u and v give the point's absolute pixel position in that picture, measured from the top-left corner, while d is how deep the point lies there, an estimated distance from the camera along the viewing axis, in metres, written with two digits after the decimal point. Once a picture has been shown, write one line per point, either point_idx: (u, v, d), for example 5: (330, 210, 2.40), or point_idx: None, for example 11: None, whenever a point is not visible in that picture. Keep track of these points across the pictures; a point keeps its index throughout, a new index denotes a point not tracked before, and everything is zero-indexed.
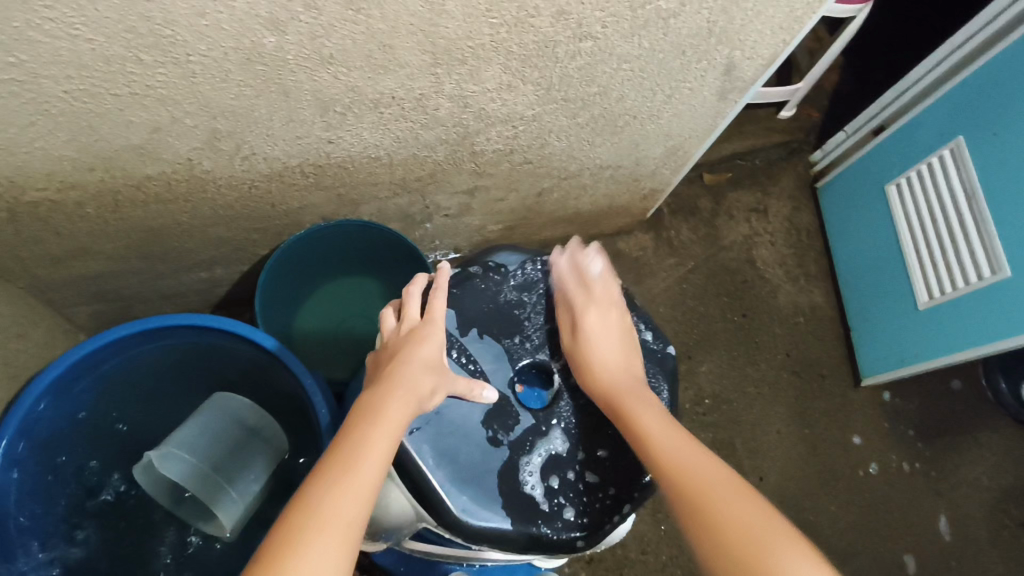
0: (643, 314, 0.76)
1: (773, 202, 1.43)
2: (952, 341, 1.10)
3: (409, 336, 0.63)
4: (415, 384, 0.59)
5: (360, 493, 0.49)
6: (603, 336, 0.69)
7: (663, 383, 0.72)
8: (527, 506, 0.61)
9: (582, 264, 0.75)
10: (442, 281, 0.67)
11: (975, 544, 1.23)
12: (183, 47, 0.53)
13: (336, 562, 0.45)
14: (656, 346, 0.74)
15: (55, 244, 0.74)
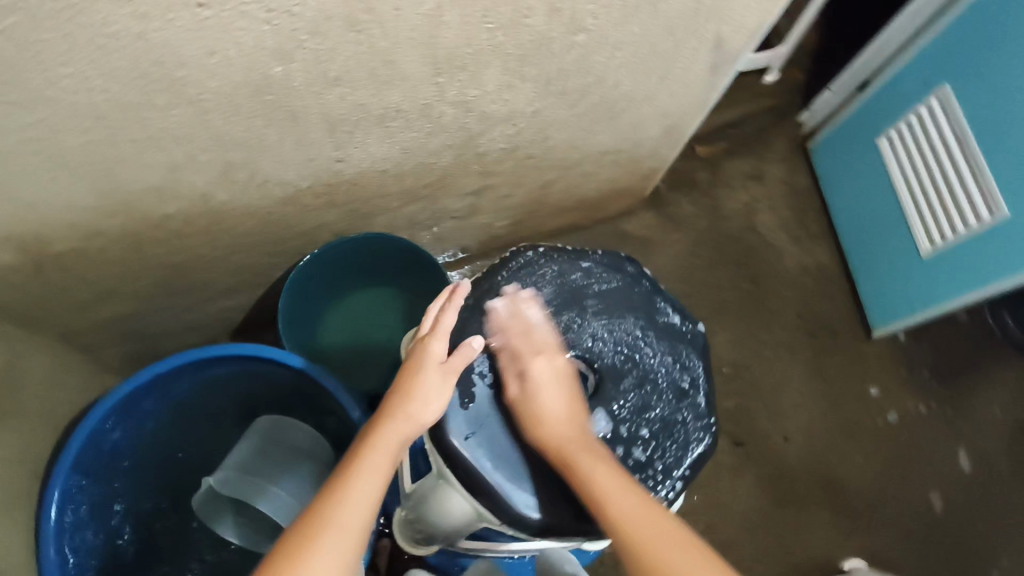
0: (668, 295, 0.71)
1: (768, 166, 1.44)
2: (958, 284, 1.12)
3: (410, 356, 0.63)
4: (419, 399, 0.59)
5: (335, 551, 0.51)
6: (548, 386, 0.62)
7: (697, 362, 0.68)
8: None
9: (522, 311, 0.64)
10: (458, 299, 0.65)
11: (999, 477, 1.26)
12: (195, 87, 0.54)
13: None
14: (686, 328, 0.69)
15: (82, 290, 0.75)
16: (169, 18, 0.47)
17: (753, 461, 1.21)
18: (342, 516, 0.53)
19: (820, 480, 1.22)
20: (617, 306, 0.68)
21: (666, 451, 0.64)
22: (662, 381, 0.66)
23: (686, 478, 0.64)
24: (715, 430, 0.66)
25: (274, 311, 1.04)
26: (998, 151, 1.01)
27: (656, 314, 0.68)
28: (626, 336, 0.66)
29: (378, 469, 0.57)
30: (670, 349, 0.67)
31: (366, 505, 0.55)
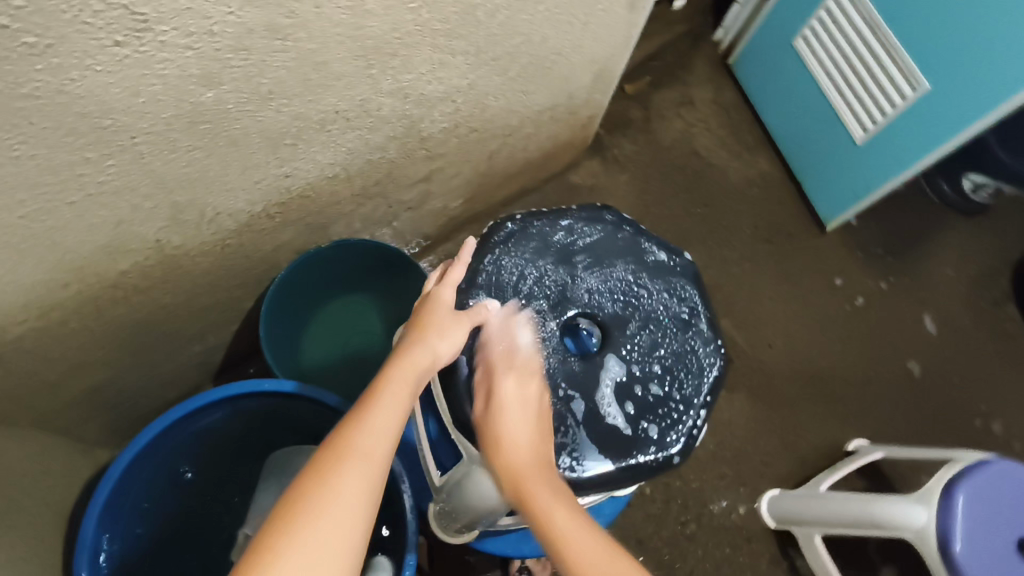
0: (649, 234, 0.72)
1: (695, 90, 1.47)
2: (895, 163, 1.17)
3: (421, 303, 0.62)
4: (437, 331, 0.59)
5: (360, 475, 0.46)
6: (517, 408, 0.58)
7: (692, 291, 0.70)
8: (617, 438, 0.61)
9: (513, 333, 0.62)
10: (467, 254, 0.65)
11: (962, 331, 1.35)
12: (126, 132, 0.51)
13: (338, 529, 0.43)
14: (674, 262, 0.70)
15: (50, 370, 0.71)
16: (86, 64, 0.44)
17: (744, 373, 1.26)
18: (364, 442, 0.48)
19: (809, 375, 1.28)
20: (605, 255, 0.69)
21: (684, 382, 0.65)
22: (664, 317, 0.67)
23: (708, 404, 0.65)
24: (723, 351, 0.68)
25: (250, 344, 1.01)
26: (906, 27, 1.06)
27: (643, 256, 0.69)
28: (620, 282, 0.68)
29: (400, 398, 0.53)
30: (665, 285, 0.69)
31: (389, 433, 0.50)
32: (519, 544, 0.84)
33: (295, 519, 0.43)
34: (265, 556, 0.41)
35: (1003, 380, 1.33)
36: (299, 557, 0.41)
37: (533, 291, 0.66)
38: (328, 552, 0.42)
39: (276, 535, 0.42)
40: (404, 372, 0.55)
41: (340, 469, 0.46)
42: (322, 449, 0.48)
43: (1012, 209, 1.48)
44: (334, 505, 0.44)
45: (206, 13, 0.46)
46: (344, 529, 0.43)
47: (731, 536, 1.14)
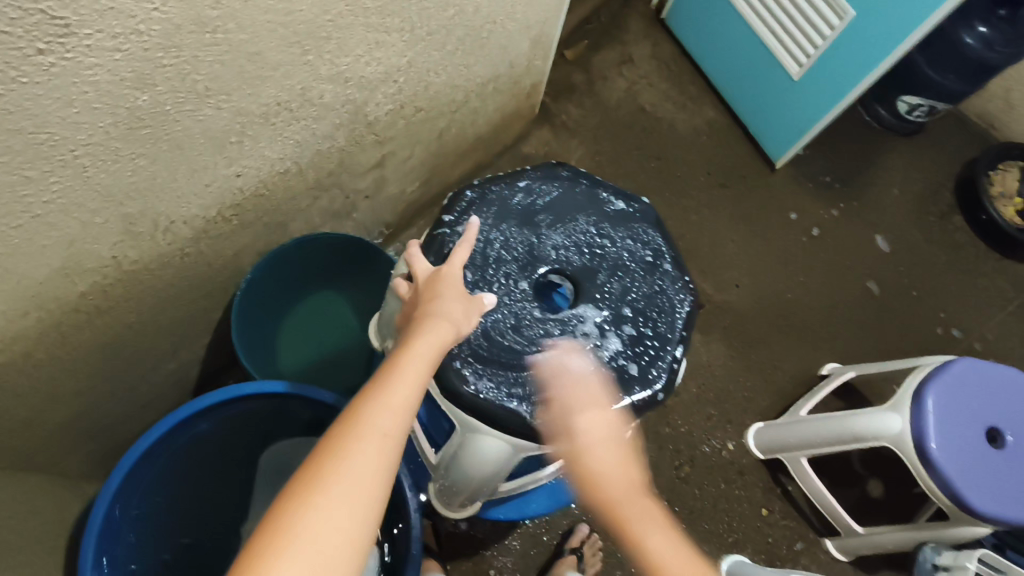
0: (606, 185, 0.73)
1: (633, 48, 1.48)
2: (832, 93, 1.21)
3: (425, 284, 0.59)
4: (446, 312, 0.56)
5: (374, 456, 0.45)
6: (601, 445, 0.60)
7: (655, 234, 0.71)
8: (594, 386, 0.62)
9: (569, 365, 0.61)
10: (472, 234, 0.63)
11: (913, 247, 1.41)
12: (64, 145, 0.50)
13: (342, 518, 0.42)
14: (633, 209, 0.72)
15: (22, 405, 0.69)
16: (11, 76, 0.43)
17: (716, 316, 1.29)
18: (377, 422, 0.47)
19: (778, 309, 1.32)
20: (565, 210, 0.70)
21: (658, 320, 0.67)
22: (630, 262, 0.69)
23: (684, 339, 0.67)
24: (692, 286, 0.70)
25: (225, 355, 0.99)
26: None
27: (602, 207, 0.71)
28: (583, 235, 0.69)
29: (416, 374, 0.51)
30: (628, 232, 0.71)
31: (404, 414, 0.49)
32: (523, 506, 0.85)
33: (305, 495, 0.42)
34: (274, 529, 0.41)
35: (958, 288, 1.39)
36: (308, 535, 0.41)
37: (500, 256, 0.66)
38: (336, 532, 0.42)
39: (287, 509, 0.42)
40: (422, 344, 0.53)
41: (352, 448, 0.45)
42: (337, 423, 0.47)
43: (947, 125, 1.54)
44: (344, 483, 0.43)
45: (130, 12, 0.45)
46: (352, 511, 0.43)
47: (724, 473, 1.18)
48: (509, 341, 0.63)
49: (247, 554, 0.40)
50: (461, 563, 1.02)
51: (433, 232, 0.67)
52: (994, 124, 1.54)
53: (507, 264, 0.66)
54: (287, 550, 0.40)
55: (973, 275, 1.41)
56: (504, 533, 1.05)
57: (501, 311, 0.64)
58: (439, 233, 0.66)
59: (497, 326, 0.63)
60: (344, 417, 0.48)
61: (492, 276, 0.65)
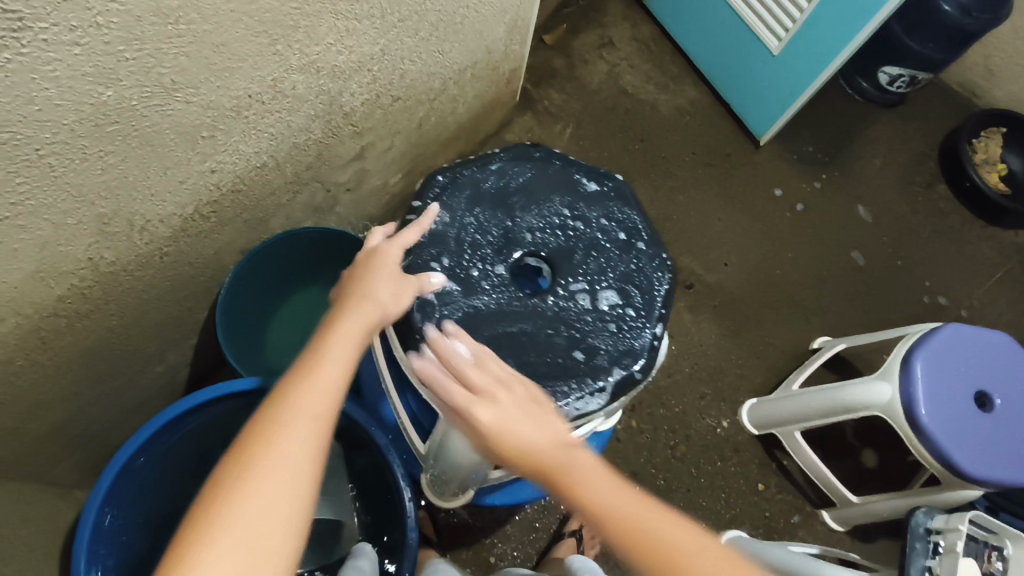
0: (579, 164, 0.73)
1: (613, 30, 1.47)
2: (812, 67, 1.21)
3: (359, 268, 0.60)
4: (376, 291, 0.57)
5: (304, 435, 0.45)
6: (513, 420, 0.52)
7: (630, 211, 0.71)
8: (571, 369, 0.62)
9: (447, 354, 0.56)
10: (428, 220, 0.65)
11: (898, 217, 1.41)
12: (29, 144, 0.49)
13: (274, 500, 0.42)
14: (608, 187, 0.72)
15: (6, 414, 0.68)
16: None
17: (706, 295, 1.29)
18: (305, 401, 0.47)
19: (767, 286, 1.32)
20: (539, 192, 0.70)
21: (636, 300, 0.66)
22: (606, 242, 0.69)
23: (663, 317, 0.67)
24: (670, 263, 0.70)
25: (213, 355, 0.99)
26: None
27: (576, 187, 0.71)
28: (557, 216, 0.69)
29: (347, 353, 0.52)
30: (603, 211, 0.70)
31: (333, 391, 0.49)
32: (518, 491, 0.85)
33: (235, 481, 0.42)
34: (205, 517, 0.41)
35: (944, 256, 1.40)
36: (239, 520, 0.41)
37: (474, 242, 0.66)
38: (267, 512, 0.41)
39: (217, 497, 0.42)
40: (350, 323, 0.54)
41: (282, 429, 0.45)
42: (263, 406, 0.47)
43: (929, 95, 1.54)
44: (274, 464, 0.43)
45: (86, 5, 0.44)
46: (284, 494, 0.42)
47: (719, 450, 1.19)
48: (489, 326, 0.63)
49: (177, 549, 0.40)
50: (461, 552, 1.02)
51: (404, 219, 0.66)
52: (977, 92, 1.54)
53: (483, 249, 0.66)
54: (215, 534, 0.40)
55: (959, 243, 1.41)
56: (503, 521, 1.05)
57: (479, 296, 0.64)
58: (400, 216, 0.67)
59: (475, 312, 0.63)
60: (272, 401, 0.47)
61: (468, 263, 0.65)
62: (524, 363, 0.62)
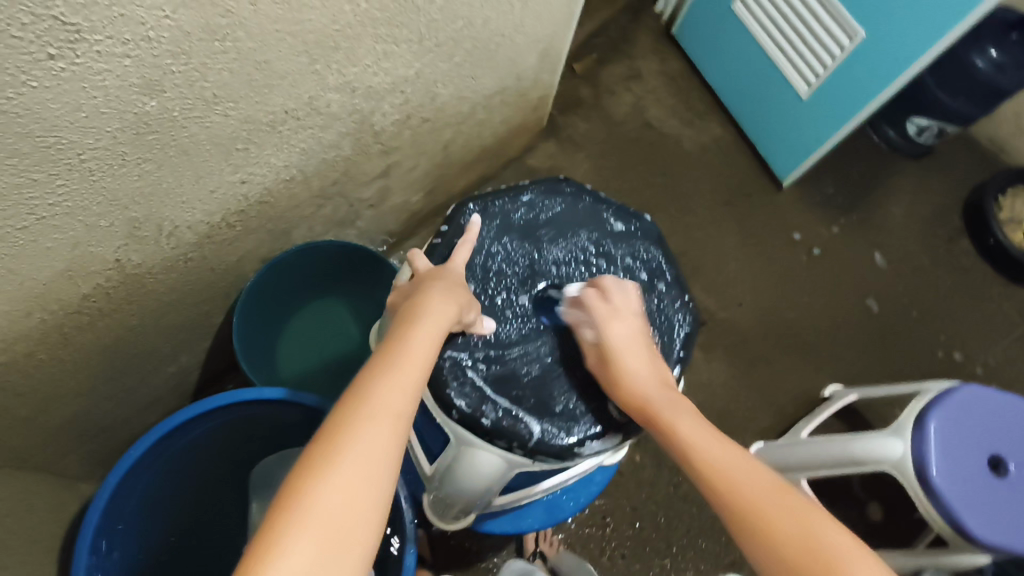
0: (609, 202, 0.73)
1: (642, 63, 1.49)
2: (839, 116, 1.21)
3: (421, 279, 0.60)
4: (453, 294, 0.58)
5: (384, 437, 0.45)
6: (632, 348, 0.61)
7: (656, 252, 0.71)
8: (586, 405, 0.62)
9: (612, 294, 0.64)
10: (472, 235, 0.65)
11: (917, 268, 1.40)
12: (72, 149, 0.50)
13: (355, 495, 0.42)
14: (635, 227, 0.72)
15: (22, 406, 0.69)
16: (21, 80, 0.43)
17: (719, 333, 1.29)
18: (383, 403, 0.47)
19: (781, 328, 1.31)
20: (567, 226, 0.70)
21: (657, 341, 0.66)
22: (628, 282, 0.69)
23: (681, 360, 0.67)
24: (692, 305, 0.70)
25: (225, 358, 1.00)
26: None
27: (604, 224, 0.71)
28: (584, 251, 0.69)
29: (419, 358, 0.52)
30: (629, 250, 0.71)
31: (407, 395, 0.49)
32: (519, 520, 0.85)
33: (315, 470, 0.42)
34: (289, 501, 0.41)
35: (963, 311, 1.38)
36: (322, 511, 0.41)
37: (500, 271, 0.67)
38: (350, 505, 0.42)
39: (299, 483, 0.42)
40: (424, 326, 0.54)
41: (364, 425, 0.45)
42: (344, 403, 0.47)
43: (955, 148, 1.54)
44: (355, 457, 0.43)
45: (140, 19, 0.46)
46: (365, 492, 0.43)
47: None
48: (509, 355, 0.63)
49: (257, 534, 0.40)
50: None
51: (431, 242, 0.67)
52: (1004, 148, 1.53)
53: (508, 279, 0.67)
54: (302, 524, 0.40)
55: (979, 299, 1.40)
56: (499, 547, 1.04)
57: (501, 325, 0.64)
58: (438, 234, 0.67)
59: (498, 341, 0.63)
60: (351, 398, 0.47)
61: (492, 292, 0.66)
62: (538, 396, 0.62)
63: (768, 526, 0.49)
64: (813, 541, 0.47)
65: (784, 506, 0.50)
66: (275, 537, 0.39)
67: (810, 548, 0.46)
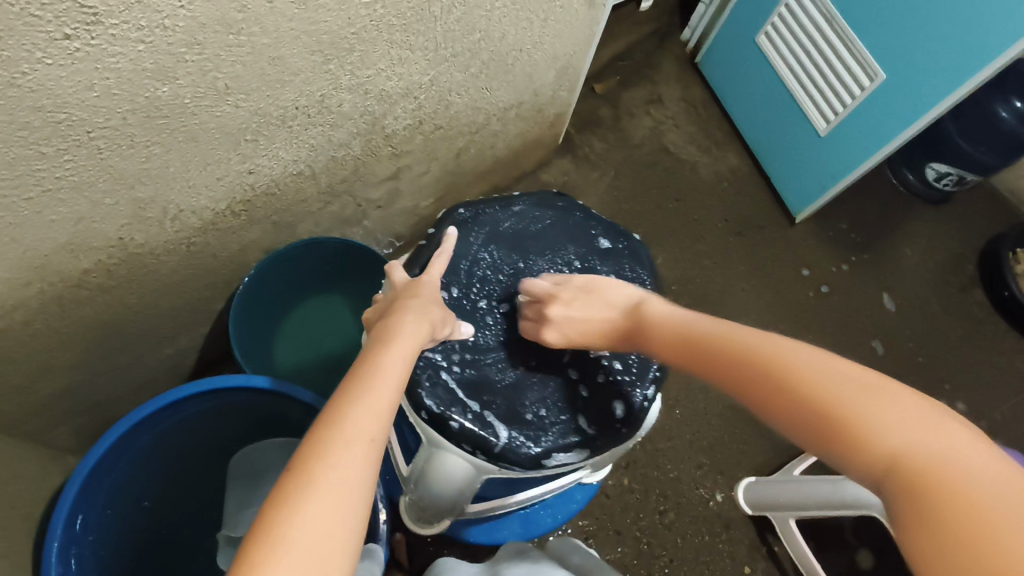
0: (598, 219, 0.74)
1: (664, 88, 1.49)
2: (856, 155, 1.21)
3: (399, 296, 0.60)
4: (425, 310, 0.58)
5: (359, 458, 0.42)
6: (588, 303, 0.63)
7: (641, 271, 0.72)
8: (558, 415, 0.63)
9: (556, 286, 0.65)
10: (449, 247, 0.66)
11: (927, 315, 1.38)
12: (82, 126, 0.52)
13: (335, 521, 0.39)
14: (623, 246, 0.73)
15: (16, 373, 0.71)
16: (36, 57, 0.45)
17: None
18: (359, 420, 0.44)
19: None
20: (555, 239, 0.72)
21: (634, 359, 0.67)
22: None
23: (658, 379, 0.66)
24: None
25: (222, 345, 1.01)
26: (865, 19, 1.09)
27: (591, 241, 0.72)
28: (568, 264, 0.71)
29: (396, 376, 0.49)
30: (615, 267, 0.71)
31: (384, 412, 0.46)
32: (494, 531, 0.85)
33: (287, 504, 0.38)
34: (260, 542, 0.37)
35: (970, 362, 1.36)
36: (302, 543, 0.37)
37: (483, 278, 0.68)
38: (330, 536, 0.38)
39: (271, 520, 0.38)
40: (401, 343, 0.53)
41: (338, 446, 0.42)
42: (318, 423, 0.44)
43: (975, 197, 1.52)
44: (331, 484, 0.40)
45: (157, 7, 0.47)
46: (340, 517, 0.39)
47: (709, 524, 1.16)
48: (483, 360, 0.64)
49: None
50: None
51: (417, 246, 0.69)
52: None
53: (491, 286, 0.68)
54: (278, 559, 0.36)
55: (988, 351, 1.37)
56: (476, 557, 1.03)
57: (480, 331, 0.66)
58: (422, 240, 0.69)
59: (475, 346, 0.65)
60: (326, 417, 0.44)
61: (473, 298, 0.67)
62: (509, 404, 0.62)
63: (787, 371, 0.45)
64: (840, 390, 0.41)
65: (814, 364, 0.44)
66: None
67: (830, 386, 0.42)
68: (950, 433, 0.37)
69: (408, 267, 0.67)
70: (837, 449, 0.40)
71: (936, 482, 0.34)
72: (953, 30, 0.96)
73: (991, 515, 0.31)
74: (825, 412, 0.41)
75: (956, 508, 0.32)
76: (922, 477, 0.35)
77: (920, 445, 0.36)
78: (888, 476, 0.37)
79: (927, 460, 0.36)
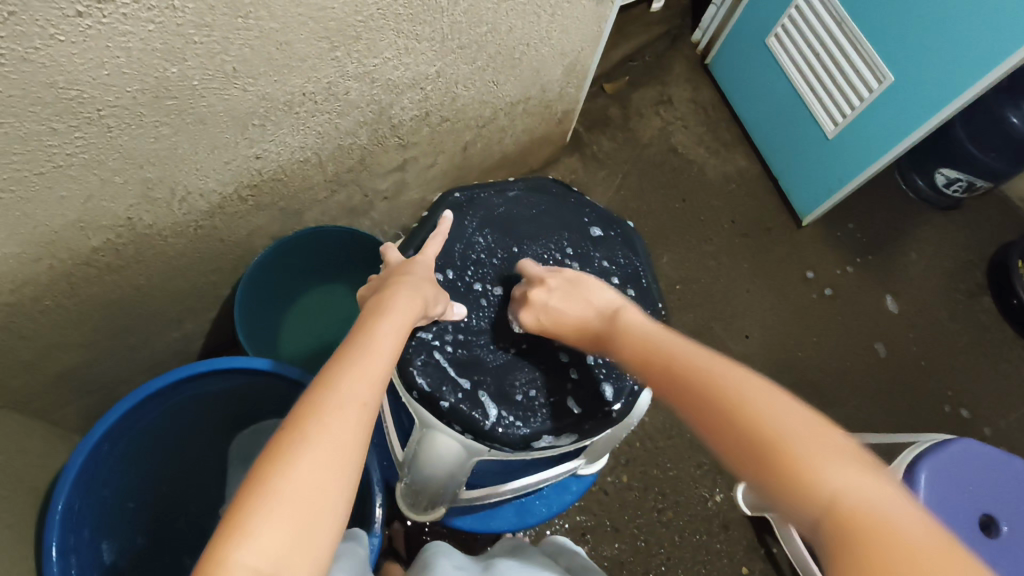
0: (592, 207, 0.76)
1: (673, 89, 1.50)
2: (863, 158, 1.20)
3: (394, 274, 0.61)
4: (421, 289, 0.59)
5: (353, 421, 0.43)
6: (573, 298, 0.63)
7: (633, 259, 0.74)
8: (549, 398, 0.64)
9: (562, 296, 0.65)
10: (444, 228, 0.67)
11: (933, 321, 1.37)
12: (93, 104, 0.53)
13: (327, 478, 0.40)
14: (616, 234, 0.75)
15: (24, 349, 0.72)
16: (49, 33, 0.46)
17: None
18: (353, 385, 0.45)
19: (786, 366, 1.29)
20: (549, 224, 0.73)
21: None
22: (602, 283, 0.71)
23: None
24: (664, 314, 0.71)
25: (227, 330, 1.03)
26: (873, 20, 1.09)
27: (585, 227, 0.74)
28: (562, 249, 0.72)
29: (388, 347, 0.50)
30: (607, 254, 0.73)
31: (378, 379, 0.47)
32: (488, 520, 0.85)
33: (281, 457, 0.40)
34: (253, 493, 0.38)
35: (977, 369, 1.34)
36: (295, 497, 0.38)
37: (476, 261, 0.69)
38: (323, 490, 0.39)
39: (266, 471, 0.39)
40: (395, 317, 0.54)
41: (332, 409, 0.43)
42: (314, 385, 0.45)
43: (986, 204, 1.51)
44: (326, 442, 0.41)
45: None
46: (332, 474, 0.40)
47: (707, 523, 1.16)
48: (474, 341, 0.65)
49: (217, 533, 0.37)
50: None
51: (412, 228, 0.70)
52: None
53: (485, 270, 0.69)
54: (270, 514, 0.37)
55: (996, 359, 1.36)
56: (473, 550, 1.04)
57: (474, 312, 0.67)
58: (418, 223, 0.70)
59: (469, 327, 0.66)
60: (320, 381, 0.45)
61: (467, 282, 0.68)
62: (499, 384, 0.63)
63: (717, 392, 0.45)
64: (776, 426, 0.41)
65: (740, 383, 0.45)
66: (241, 532, 0.36)
67: (756, 410, 0.42)
68: (868, 470, 0.38)
69: (404, 248, 0.68)
70: (776, 482, 0.39)
71: (866, 532, 0.34)
72: (959, 31, 0.96)
73: (910, 555, 0.32)
74: (760, 438, 0.41)
75: (881, 551, 0.33)
76: (851, 523, 0.35)
77: (852, 486, 0.36)
78: (823, 508, 0.36)
79: (858, 501, 0.36)
